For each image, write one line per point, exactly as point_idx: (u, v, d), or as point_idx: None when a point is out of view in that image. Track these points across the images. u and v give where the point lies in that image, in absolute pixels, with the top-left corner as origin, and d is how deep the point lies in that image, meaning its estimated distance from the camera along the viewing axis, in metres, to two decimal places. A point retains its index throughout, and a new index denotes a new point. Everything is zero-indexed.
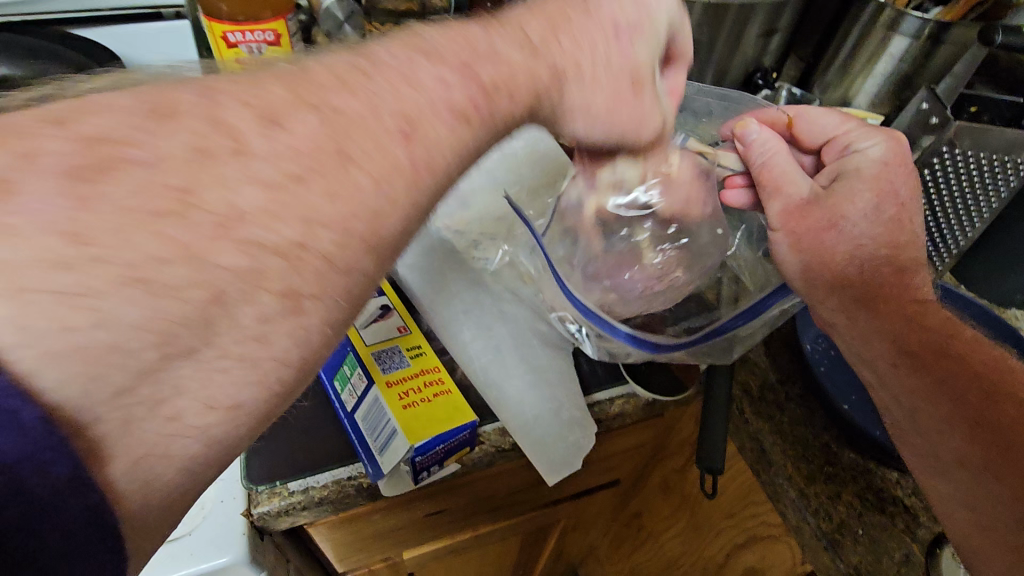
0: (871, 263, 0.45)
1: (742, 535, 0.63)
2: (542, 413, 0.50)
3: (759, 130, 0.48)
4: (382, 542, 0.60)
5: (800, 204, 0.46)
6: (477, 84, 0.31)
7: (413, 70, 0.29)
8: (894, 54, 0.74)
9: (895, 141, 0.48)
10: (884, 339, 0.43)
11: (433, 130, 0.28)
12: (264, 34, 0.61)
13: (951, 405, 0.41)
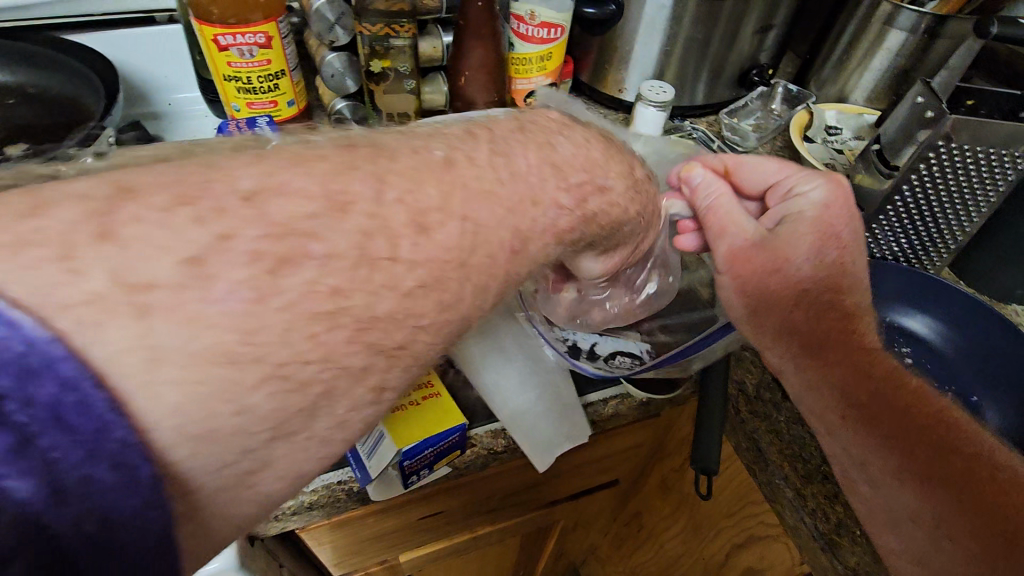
0: (816, 304, 0.43)
1: (741, 534, 0.63)
2: (541, 399, 0.49)
3: (702, 172, 0.47)
4: (378, 544, 0.60)
5: (747, 245, 0.44)
6: (581, 212, 0.36)
7: (541, 189, 0.33)
8: (890, 49, 0.73)
9: (835, 181, 0.46)
10: (833, 390, 0.42)
11: (538, 247, 0.33)
12: (255, 37, 0.61)
13: (901, 460, 0.40)
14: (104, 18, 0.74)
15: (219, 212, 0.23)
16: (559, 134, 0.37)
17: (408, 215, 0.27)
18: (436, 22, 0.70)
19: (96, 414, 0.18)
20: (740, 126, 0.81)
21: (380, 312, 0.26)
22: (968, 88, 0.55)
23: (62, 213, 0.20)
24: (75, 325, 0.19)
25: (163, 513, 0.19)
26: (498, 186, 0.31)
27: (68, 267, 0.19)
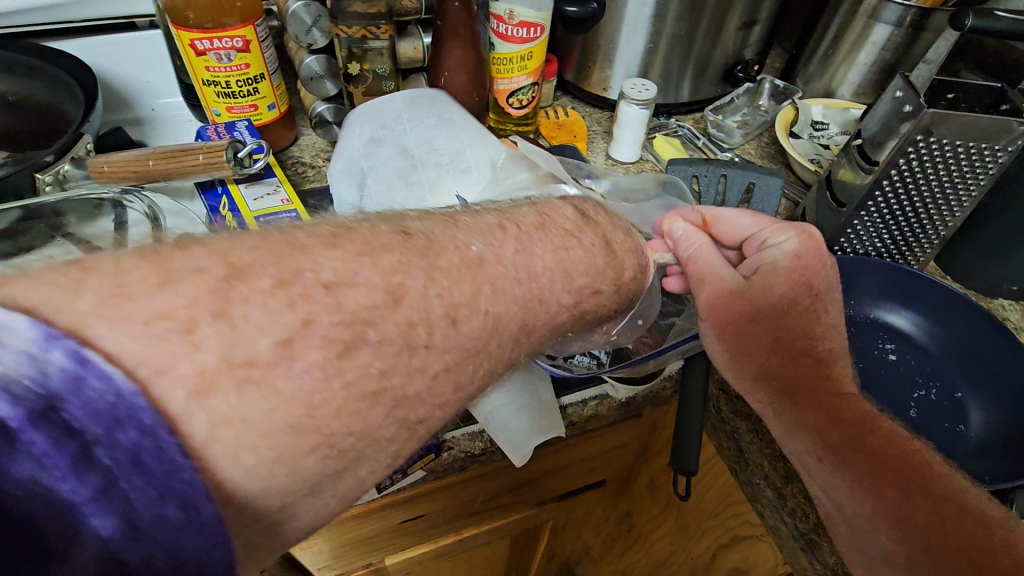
0: (790, 349, 0.45)
1: (728, 534, 0.62)
2: (509, 391, 0.47)
3: (684, 225, 0.49)
4: (363, 547, 0.59)
5: (725, 294, 0.46)
6: (579, 311, 0.39)
7: (550, 289, 0.36)
8: (876, 43, 0.73)
9: (806, 233, 0.47)
10: (808, 432, 0.43)
11: (541, 332, 0.36)
12: (232, 41, 0.60)
13: (874, 501, 0.40)
14: (85, 23, 0.74)
15: (307, 297, 0.25)
16: (575, 236, 0.40)
17: (444, 308, 0.29)
18: (418, 23, 0.69)
19: (172, 457, 0.18)
20: (725, 122, 0.79)
21: (412, 391, 0.28)
22: (948, 81, 0.54)
23: (185, 288, 0.22)
24: (189, 396, 0.21)
25: (229, 554, 0.19)
26: (515, 285, 0.34)
27: (189, 339, 0.22)
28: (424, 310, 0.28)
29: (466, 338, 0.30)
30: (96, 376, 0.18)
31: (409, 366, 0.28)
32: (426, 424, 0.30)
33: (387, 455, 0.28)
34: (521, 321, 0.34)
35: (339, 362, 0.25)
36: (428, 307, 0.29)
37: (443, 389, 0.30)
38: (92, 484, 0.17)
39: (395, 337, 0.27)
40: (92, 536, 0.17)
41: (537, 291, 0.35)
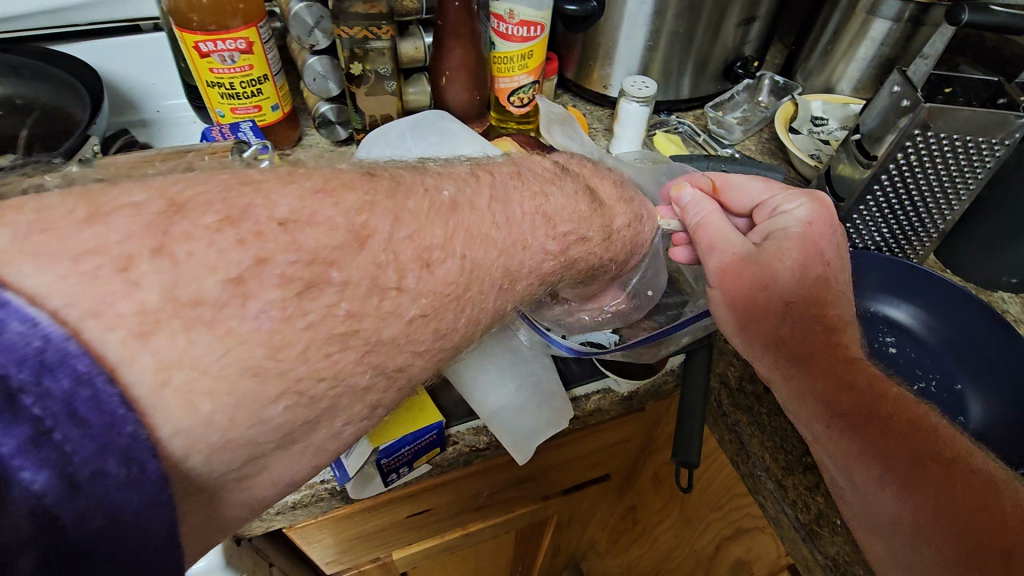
0: (801, 317, 0.44)
1: (730, 526, 0.62)
2: (517, 391, 0.49)
3: (692, 192, 0.49)
4: (369, 542, 0.60)
5: (735, 260, 0.46)
6: (565, 257, 0.39)
7: (531, 234, 0.36)
8: (875, 39, 0.73)
9: (817, 198, 0.47)
10: (816, 400, 0.41)
11: (523, 283, 0.36)
12: (236, 43, 0.61)
13: (882, 468, 0.38)
14: (89, 27, 0.74)
15: (260, 235, 0.25)
16: (552, 183, 0.39)
17: (414, 250, 0.29)
18: (419, 23, 0.70)
19: (110, 409, 0.19)
20: (726, 119, 0.80)
21: (387, 336, 0.28)
22: (946, 76, 0.55)
23: (118, 223, 0.22)
24: (129, 336, 0.21)
25: (171, 511, 0.20)
26: (494, 230, 0.33)
27: (126, 278, 0.21)
28: (399, 256, 0.28)
29: (441, 282, 0.30)
30: (17, 319, 0.18)
31: (381, 308, 0.28)
32: (405, 372, 0.30)
33: (365, 402, 0.29)
34: (503, 266, 0.34)
35: (305, 303, 0.25)
36: (397, 251, 0.28)
37: (422, 337, 0.30)
38: (18, 434, 0.17)
39: (363, 282, 0.27)
40: (23, 491, 0.17)
41: (519, 238, 0.35)
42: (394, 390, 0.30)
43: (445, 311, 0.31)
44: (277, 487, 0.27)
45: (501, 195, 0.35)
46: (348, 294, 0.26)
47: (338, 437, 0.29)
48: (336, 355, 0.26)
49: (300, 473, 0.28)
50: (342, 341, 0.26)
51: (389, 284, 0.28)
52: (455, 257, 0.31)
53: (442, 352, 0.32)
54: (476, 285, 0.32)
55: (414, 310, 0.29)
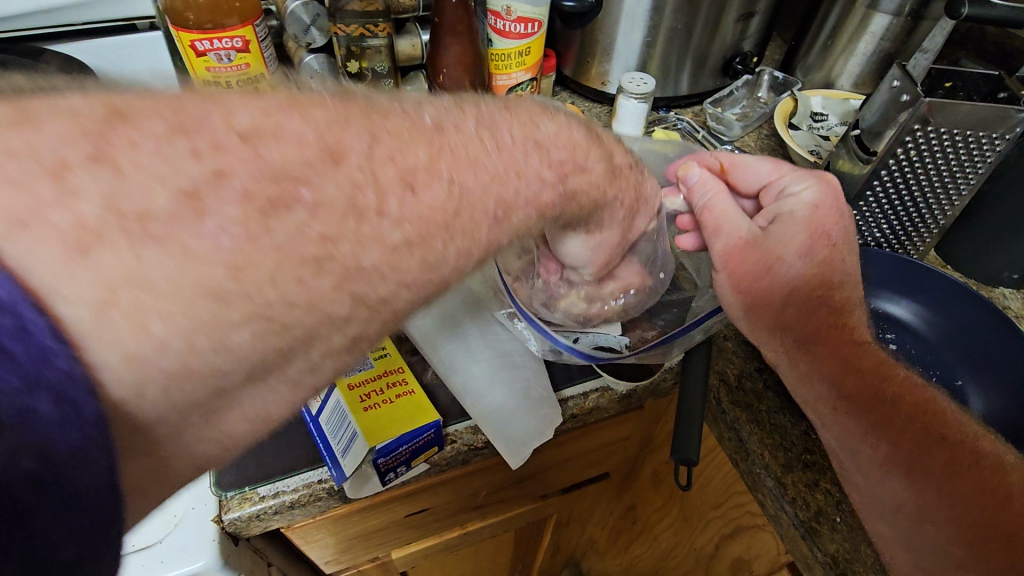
0: (806, 301, 0.43)
1: (729, 524, 0.61)
2: (511, 393, 0.49)
3: (699, 172, 0.48)
4: (368, 541, 0.60)
5: (739, 245, 0.45)
6: (562, 188, 0.35)
7: (526, 162, 0.32)
8: (876, 33, 0.73)
9: (824, 177, 0.46)
10: (825, 382, 0.41)
11: (520, 215, 0.32)
12: (232, 42, 0.61)
13: (891, 447, 0.39)
14: (85, 26, 0.74)
15: (217, 146, 0.22)
16: (546, 114, 0.35)
17: (396, 172, 0.26)
18: (415, 20, 0.70)
19: (38, 341, 0.17)
20: (725, 116, 0.80)
21: (367, 264, 0.25)
22: (946, 70, 0.54)
23: (53, 127, 0.19)
24: (63, 251, 0.18)
25: (109, 458, 0.19)
26: (483, 155, 0.30)
27: (60, 187, 0.19)
28: (376, 177, 0.25)
29: (427, 208, 0.27)
30: None
31: (359, 232, 0.24)
32: (389, 305, 0.27)
33: (343, 335, 0.26)
34: (496, 195, 0.30)
35: (269, 222, 0.22)
36: (376, 172, 0.25)
37: (408, 268, 0.27)
38: None
39: (339, 202, 0.24)
40: None
41: (514, 167, 0.31)
42: (377, 325, 0.27)
43: (429, 242, 0.27)
44: (248, 424, 0.25)
45: (489, 125, 0.31)
46: (319, 218, 0.23)
47: (317, 370, 0.26)
48: (308, 281, 0.23)
49: (276, 407, 0.26)
50: (317, 268, 0.23)
51: (371, 206, 0.25)
52: (441, 180, 0.27)
53: (429, 292, 0.29)
54: (467, 217, 0.29)
55: (398, 235, 0.26)
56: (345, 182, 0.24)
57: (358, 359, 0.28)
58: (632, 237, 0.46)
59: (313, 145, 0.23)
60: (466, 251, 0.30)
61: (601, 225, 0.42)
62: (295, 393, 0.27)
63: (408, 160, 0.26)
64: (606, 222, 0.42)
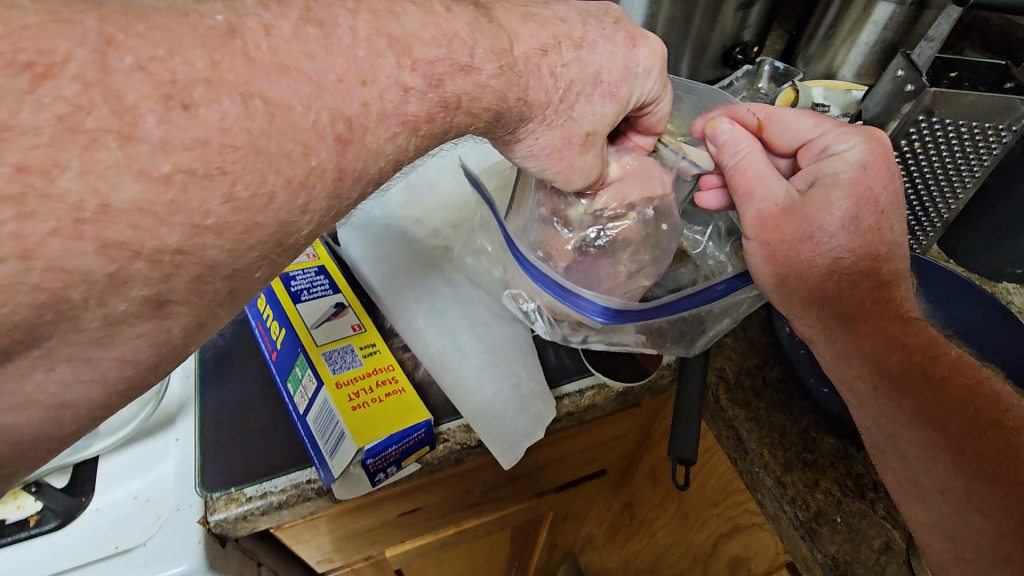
0: (853, 273, 0.40)
1: (728, 523, 0.60)
2: (500, 393, 0.48)
3: (731, 128, 0.44)
4: (359, 540, 0.59)
5: (776, 211, 0.41)
6: (437, 95, 0.31)
7: (374, 66, 0.28)
8: (879, 22, 0.71)
9: (873, 134, 0.43)
10: (864, 358, 0.38)
11: (373, 135, 0.29)
12: None
13: (932, 430, 0.35)
14: None
15: None
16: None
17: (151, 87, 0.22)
18: None
19: None
20: None
21: (118, 204, 0.22)
22: (951, 61, 0.53)
23: None
24: None
25: None
26: (306, 60, 0.26)
27: None
28: (116, 94, 0.22)
29: (216, 129, 0.23)
30: None
31: (85, 162, 0.21)
32: (194, 254, 0.24)
33: (128, 298, 0.23)
34: (328, 109, 0.27)
35: None
36: (115, 85, 0.22)
37: (199, 204, 0.23)
38: None
39: (47, 127, 0.20)
40: None
41: (356, 71, 0.28)
42: (185, 278, 0.24)
43: (223, 169, 0.24)
44: (9, 409, 0.24)
45: (319, 19, 0.27)
46: (11, 145, 0.20)
47: (111, 340, 0.24)
48: (8, 226, 0.20)
49: (69, 388, 0.24)
50: (21, 208, 0.20)
51: (112, 130, 0.21)
52: (231, 94, 0.24)
53: (261, 241, 0.26)
54: (283, 140, 0.26)
55: (168, 166, 0.22)
56: (50, 103, 0.20)
57: (183, 325, 0.26)
58: (585, 125, 0.40)
59: None
60: (299, 183, 0.26)
61: (516, 134, 0.39)
62: (91, 372, 0.25)
63: (172, 70, 0.23)
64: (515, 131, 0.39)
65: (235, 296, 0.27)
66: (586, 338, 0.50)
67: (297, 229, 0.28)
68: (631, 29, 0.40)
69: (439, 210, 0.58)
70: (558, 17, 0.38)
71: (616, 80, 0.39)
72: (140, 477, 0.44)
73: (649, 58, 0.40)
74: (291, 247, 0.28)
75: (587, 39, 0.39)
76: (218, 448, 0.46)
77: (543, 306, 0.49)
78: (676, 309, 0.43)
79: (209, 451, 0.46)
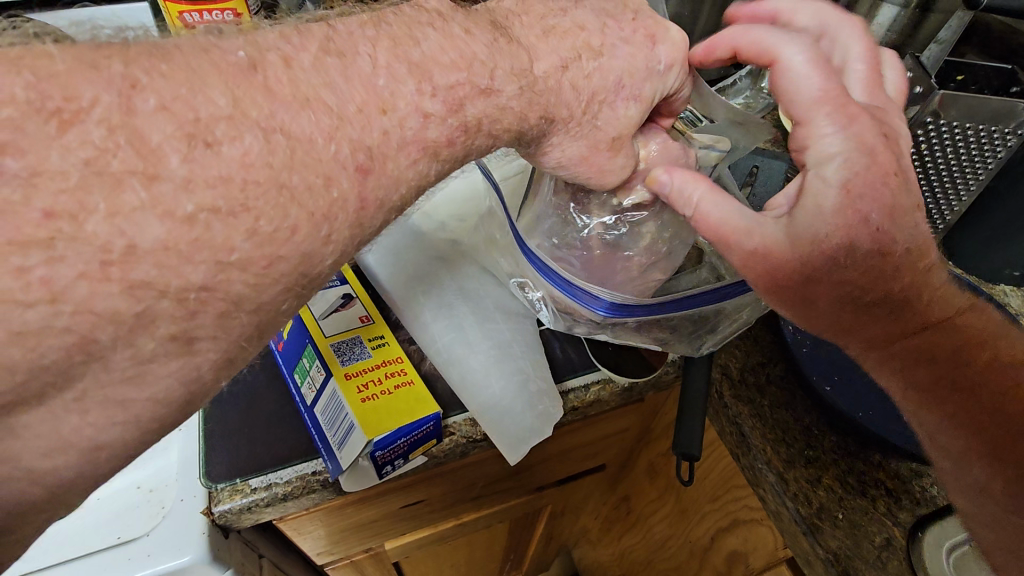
0: (870, 306, 0.39)
1: (725, 518, 0.61)
2: (507, 388, 0.48)
3: (669, 177, 0.39)
4: (361, 533, 0.59)
5: (761, 249, 0.38)
6: (457, 119, 0.30)
7: (393, 93, 0.28)
8: (882, 24, 0.67)
9: (863, 144, 0.35)
10: (897, 374, 0.41)
11: (394, 163, 0.28)
12: (224, 14, 0.57)
13: (972, 435, 0.39)
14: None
15: None
16: (426, 24, 0.30)
17: (176, 127, 0.22)
18: None
19: None
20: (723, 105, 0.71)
21: (145, 245, 0.22)
22: (958, 63, 0.54)
23: None
24: None
25: None
26: (326, 93, 0.26)
27: None
28: (140, 135, 0.22)
29: (238, 165, 0.23)
30: None
31: (112, 204, 0.21)
32: (219, 290, 0.24)
33: (155, 335, 0.23)
34: (348, 141, 0.26)
35: None
36: (140, 127, 0.22)
37: (226, 242, 0.23)
38: None
39: (73, 172, 0.21)
40: None
41: (376, 100, 0.27)
42: (211, 315, 0.24)
43: (245, 206, 0.24)
44: (47, 452, 0.23)
45: (339, 49, 0.27)
46: (41, 190, 0.20)
47: (142, 380, 0.24)
48: (37, 271, 0.20)
49: (102, 434, 0.24)
50: (50, 252, 0.20)
51: (136, 171, 0.21)
52: (253, 129, 0.24)
53: (284, 276, 0.26)
54: (306, 173, 0.25)
55: (192, 205, 0.22)
56: (76, 148, 0.21)
57: (212, 361, 0.25)
58: (611, 131, 0.39)
59: (21, 101, 0.20)
60: (321, 215, 0.26)
61: (542, 148, 0.38)
62: (124, 414, 0.24)
63: (195, 108, 0.23)
64: (539, 145, 0.38)
65: (262, 330, 0.27)
66: (589, 330, 0.50)
67: (320, 259, 0.27)
68: (648, 24, 0.39)
69: (447, 202, 0.57)
70: (577, 25, 0.37)
71: (637, 82, 0.38)
72: (141, 469, 0.45)
73: (670, 55, 0.39)
74: (316, 277, 0.28)
75: (608, 47, 0.37)
76: (223, 438, 0.45)
77: (548, 297, 0.48)
78: (686, 304, 0.43)
79: (212, 441, 0.45)
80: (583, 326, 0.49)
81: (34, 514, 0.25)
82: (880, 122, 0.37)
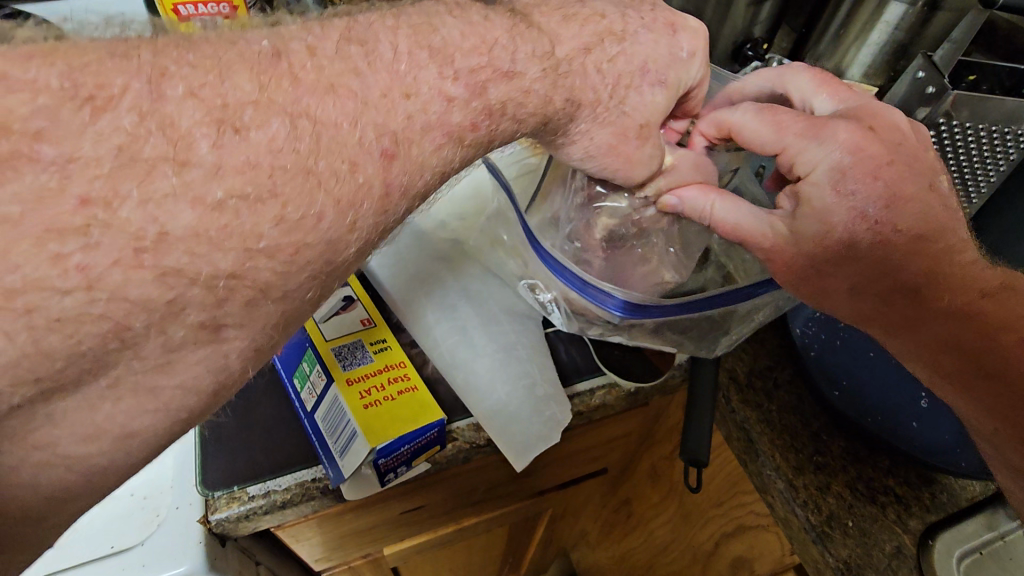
0: (889, 293, 0.39)
1: (730, 523, 0.60)
2: (513, 393, 0.47)
3: (677, 200, 0.41)
4: (359, 539, 0.58)
5: (783, 244, 0.38)
6: (481, 103, 0.29)
7: (417, 78, 0.26)
8: (891, 22, 0.59)
9: (852, 143, 0.36)
10: (923, 365, 0.40)
11: (419, 148, 0.27)
12: (219, 7, 0.56)
13: (1009, 424, 0.38)
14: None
15: None
16: (446, 12, 0.29)
17: (205, 113, 0.21)
18: None
19: None
20: None
21: (176, 230, 0.21)
22: (970, 62, 0.53)
23: None
24: None
25: None
26: (351, 78, 0.25)
27: None
28: (170, 121, 0.21)
29: (267, 151, 0.22)
30: None
31: (144, 189, 0.20)
32: (247, 278, 0.23)
33: (186, 323, 0.22)
34: (373, 126, 0.25)
35: None
36: (173, 113, 0.21)
37: (256, 228, 0.22)
38: None
39: (107, 158, 0.20)
40: None
41: (399, 85, 0.26)
42: (239, 303, 0.23)
43: (273, 192, 0.23)
44: (83, 439, 0.23)
45: (361, 38, 0.26)
46: (76, 176, 0.19)
47: (171, 368, 0.23)
48: (74, 258, 0.19)
49: (134, 422, 0.23)
50: (86, 239, 0.19)
51: (168, 158, 0.21)
52: (280, 115, 0.23)
53: (312, 262, 0.24)
54: (331, 159, 0.24)
55: (222, 192, 0.21)
56: (110, 134, 0.20)
57: (240, 350, 0.24)
58: (639, 117, 0.37)
59: (55, 89, 0.19)
60: (347, 203, 0.25)
61: (567, 134, 0.36)
62: (156, 402, 0.23)
63: (224, 94, 0.22)
64: (564, 131, 0.36)
65: (288, 321, 0.26)
66: (603, 331, 0.49)
67: (345, 247, 0.25)
68: (669, 15, 0.38)
69: (450, 199, 0.56)
70: (596, 12, 0.35)
71: (662, 68, 0.37)
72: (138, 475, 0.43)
73: (691, 43, 0.38)
74: (342, 266, 0.26)
75: (626, 31, 0.36)
76: (221, 443, 0.44)
77: (561, 297, 0.47)
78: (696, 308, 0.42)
79: (207, 450, 0.44)
80: (597, 326, 0.48)
81: (62, 504, 0.25)
82: (862, 118, 0.38)
